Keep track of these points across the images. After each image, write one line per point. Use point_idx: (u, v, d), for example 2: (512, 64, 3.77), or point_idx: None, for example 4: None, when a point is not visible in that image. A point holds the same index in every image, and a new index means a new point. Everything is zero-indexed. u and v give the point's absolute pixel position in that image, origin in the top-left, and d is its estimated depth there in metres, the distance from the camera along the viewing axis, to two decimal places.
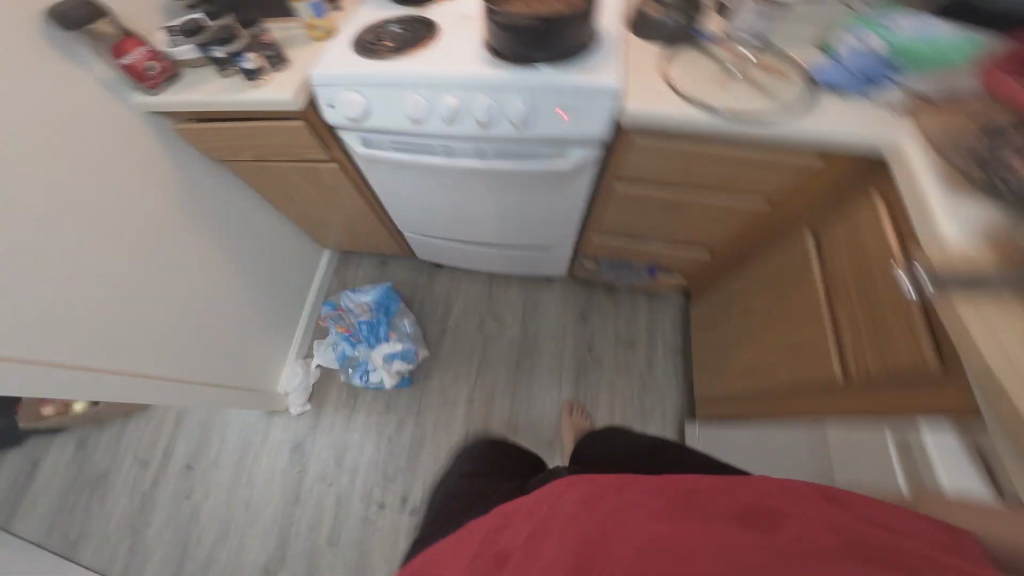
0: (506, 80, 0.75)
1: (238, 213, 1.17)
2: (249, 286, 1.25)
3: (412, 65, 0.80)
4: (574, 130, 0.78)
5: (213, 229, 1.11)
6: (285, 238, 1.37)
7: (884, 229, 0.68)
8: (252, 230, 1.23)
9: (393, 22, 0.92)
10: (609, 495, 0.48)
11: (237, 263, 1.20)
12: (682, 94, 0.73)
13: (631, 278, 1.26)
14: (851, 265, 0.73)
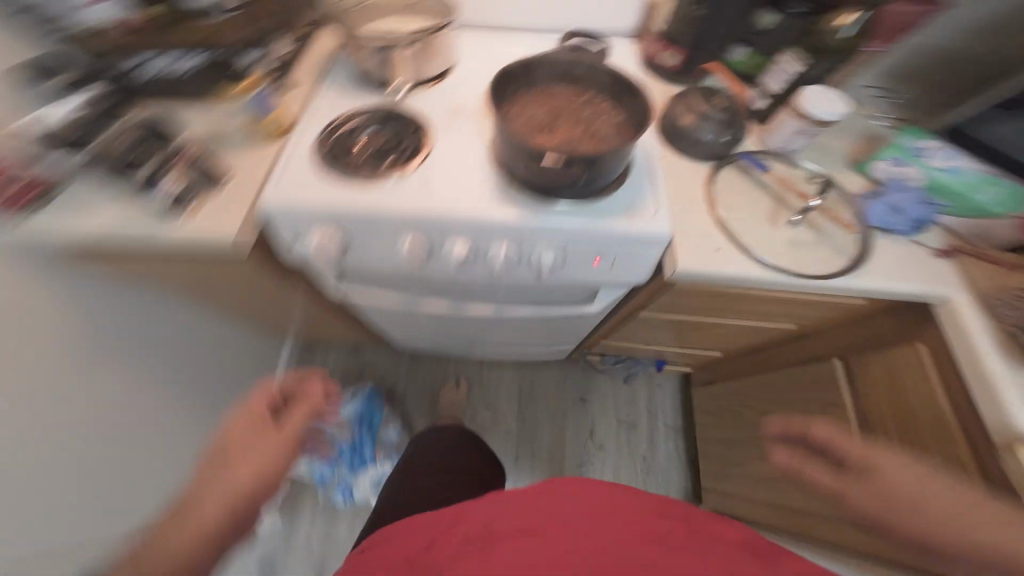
0: (528, 225, 0.61)
1: (179, 331, 0.92)
2: (190, 411, 1.00)
3: (408, 204, 0.62)
4: (607, 275, 0.67)
5: (148, 359, 0.85)
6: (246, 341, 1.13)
7: (932, 386, 0.65)
8: (201, 346, 0.98)
9: (365, 121, 0.72)
10: (598, 505, 0.53)
11: (173, 390, 0.95)
12: (735, 241, 0.63)
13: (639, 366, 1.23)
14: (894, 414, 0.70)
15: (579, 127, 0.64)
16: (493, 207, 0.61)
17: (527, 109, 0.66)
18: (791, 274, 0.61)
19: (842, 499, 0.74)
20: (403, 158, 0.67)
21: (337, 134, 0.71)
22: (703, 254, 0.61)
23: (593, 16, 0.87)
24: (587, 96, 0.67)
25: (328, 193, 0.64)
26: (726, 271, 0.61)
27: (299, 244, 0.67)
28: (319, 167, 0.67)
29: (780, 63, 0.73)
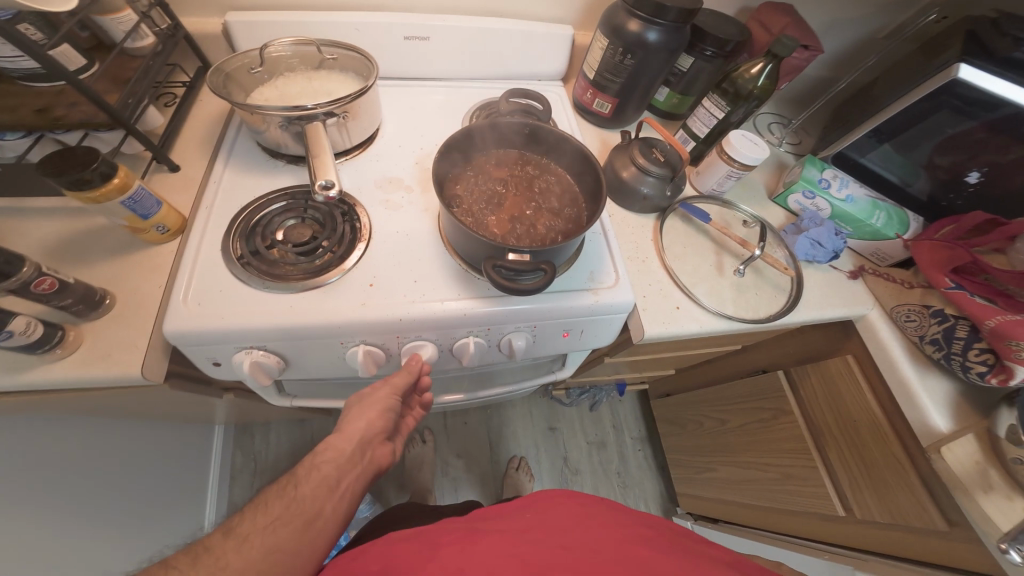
0: (496, 315, 0.58)
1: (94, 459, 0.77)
2: (136, 537, 0.85)
3: (358, 304, 0.56)
4: (575, 345, 0.66)
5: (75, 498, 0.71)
6: (171, 444, 0.98)
7: (863, 389, 0.75)
8: (127, 465, 0.84)
9: (281, 206, 0.62)
10: (588, 518, 0.57)
11: (112, 520, 0.80)
12: (691, 296, 0.65)
13: (602, 395, 1.30)
14: (835, 413, 0.81)
15: (529, 198, 0.61)
16: (459, 300, 0.58)
17: (472, 186, 0.61)
18: (740, 320, 0.65)
19: (806, 496, 0.87)
20: (337, 249, 0.59)
21: (244, 227, 0.60)
22: (663, 316, 0.63)
23: (518, 61, 0.84)
24: (531, 164, 0.64)
25: (255, 308, 0.54)
26: (684, 328, 0.63)
27: (219, 366, 0.57)
28: (236, 274, 0.56)
29: (703, 107, 0.75)
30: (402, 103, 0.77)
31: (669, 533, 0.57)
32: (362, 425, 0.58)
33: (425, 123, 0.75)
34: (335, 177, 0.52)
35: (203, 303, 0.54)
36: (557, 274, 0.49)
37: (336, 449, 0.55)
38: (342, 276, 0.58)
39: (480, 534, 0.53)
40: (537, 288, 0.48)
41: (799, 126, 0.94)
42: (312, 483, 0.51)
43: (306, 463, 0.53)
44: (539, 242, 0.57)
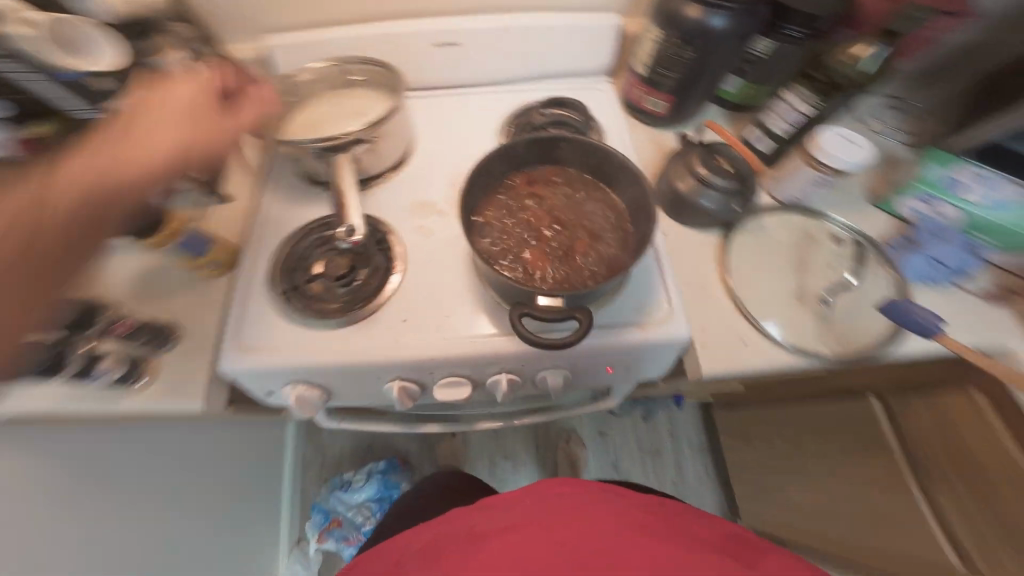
0: (532, 353, 0.54)
1: None
2: (223, 524, 0.95)
3: (393, 341, 0.55)
4: (623, 379, 0.61)
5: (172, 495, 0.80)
6: (252, 441, 1.07)
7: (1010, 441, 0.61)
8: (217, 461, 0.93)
9: (317, 235, 0.62)
10: (598, 514, 0.54)
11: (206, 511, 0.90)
12: (758, 329, 0.56)
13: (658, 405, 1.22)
14: (965, 459, 0.67)
15: (569, 223, 0.56)
16: (498, 339, 0.55)
17: (506, 214, 0.56)
18: (825, 358, 0.55)
19: (908, 534, 0.76)
20: (372, 279, 0.59)
21: (289, 261, 0.61)
22: (724, 352, 0.55)
23: (564, 60, 0.75)
24: (572, 184, 0.58)
25: (300, 344, 0.56)
26: (749, 367, 0.54)
27: (273, 396, 0.60)
28: (281, 309, 0.57)
29: (784, 101, 0.63)
30: (439, 113, 0.73)
31: (692, 540, 0.51)
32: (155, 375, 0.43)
33: (460, 139, 0.71)
34: (353, 221, 0.51)
35: (254, 340, 0.56)
36: (594, 326, 0.43)
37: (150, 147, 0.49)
38: (380, 307, 0.57)
39: (488, 531, 0.53)
40: (567, 346, 0.42)
41: (921, 110, 0.74)
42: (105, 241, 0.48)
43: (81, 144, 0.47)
44: (574, 276, 0.53)
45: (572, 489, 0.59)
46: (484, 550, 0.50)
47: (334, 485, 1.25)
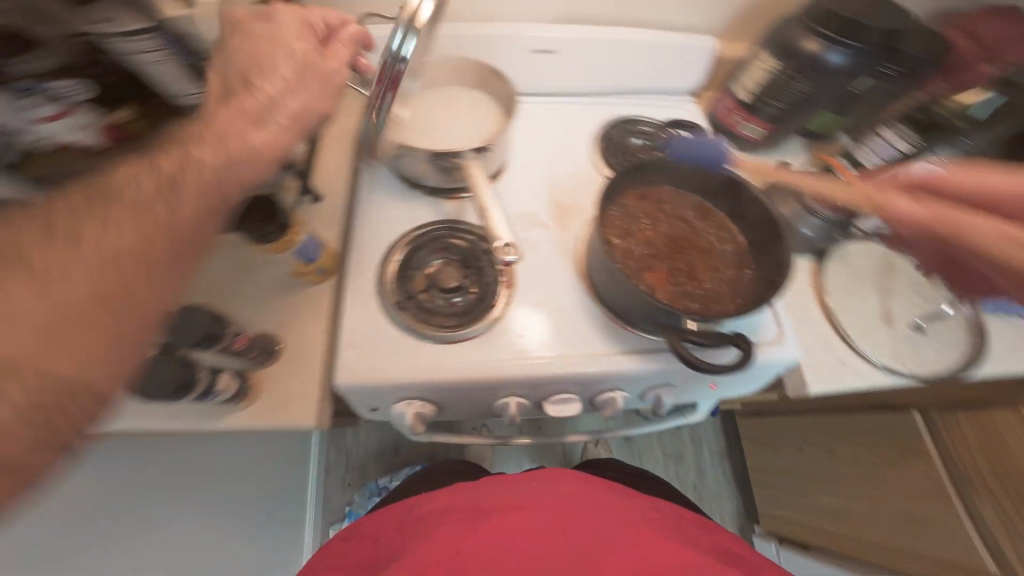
0: (647, 371, 0.56)
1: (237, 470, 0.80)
2: (267, 536, 0.90)
3: (513, 356, 0.55)
4: (719, 393, 0.63)
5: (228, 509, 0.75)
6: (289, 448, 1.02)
7: None
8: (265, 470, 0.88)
9: (419, 242, 0.60)
10: (599, 498, 0.59)
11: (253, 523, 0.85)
12: (855, 350, 0.59)
13: None
14: None
15: (687, 243, 0.56)
16: (615, 355, 0.56)
17: (630, 230, 0.55)
18: (917, 379, 0.58)
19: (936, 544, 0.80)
20: (479, 291, 0.58)
21: (395, 271, 0.58)
22: (826, 373, 0.58)
23: (657, 77, 0.74)
24: (685, 204, 0.58)
25: (416, 358, 0.54)
26: (852, 388, 0.58)
27: (377, 411, 0.58)
28: (393, 320, 0.55)
29: (882, 136, 0.66)
30: (537, 119, 0.70)
31: (674, 521, 0.60)
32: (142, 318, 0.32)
33: (551, 147, 0.67)
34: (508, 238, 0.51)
35: (367, 354, 0.54)
36: (753, 353, 0.45)
37: (169, 198, 0.34)
38: (494, 321, 0.57)
39: (488, 511, 0.55)
40: (734, 371, 0.44)
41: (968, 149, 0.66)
42: (139, 328, 0.31)
43: (55, 277, 0.28)
44: (699, 296, 0.53)
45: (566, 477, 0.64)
46: (506, 515, 0.54)
47: (370, 491, 1.18)
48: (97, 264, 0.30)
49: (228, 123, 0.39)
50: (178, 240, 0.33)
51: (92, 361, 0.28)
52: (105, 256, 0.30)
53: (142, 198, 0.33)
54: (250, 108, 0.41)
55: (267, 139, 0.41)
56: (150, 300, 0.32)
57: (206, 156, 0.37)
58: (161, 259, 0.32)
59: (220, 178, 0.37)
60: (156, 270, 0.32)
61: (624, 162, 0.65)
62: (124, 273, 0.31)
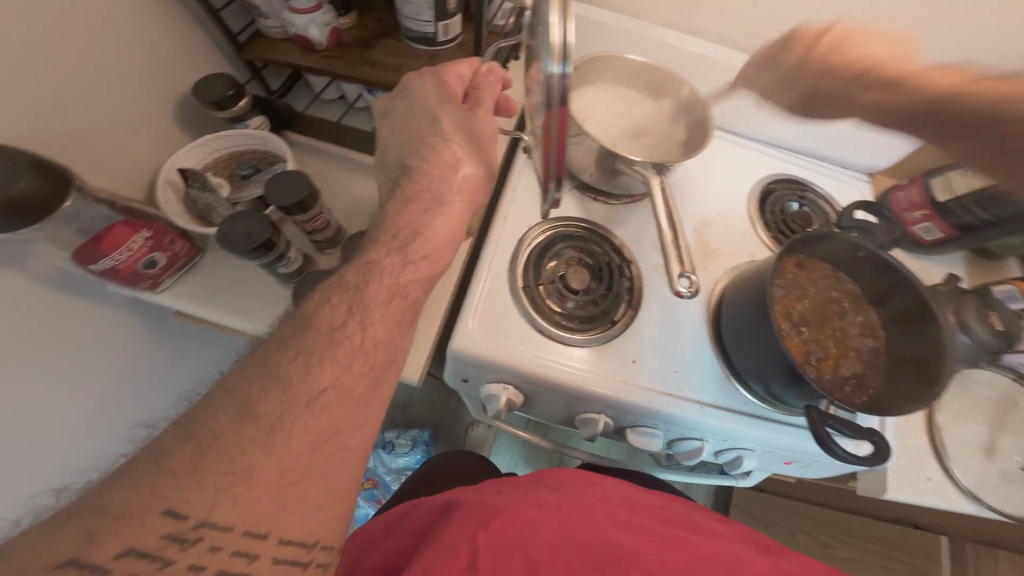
0: (744, 433, 0.55)
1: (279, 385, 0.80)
2: None
3: (622, 375, 0.54)
4: (788, 469, 0.64)
5: None
6: None
7: None
8: None
9: (562, 235, 0.60)
10: (621, 497, 0.50)
11: None
12: (946, 473, 0.61)
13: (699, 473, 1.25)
14: None
15: (829, 327, 0.56)
16: (720, 410, 0.55)
17: (782, 295, 0.55)
18: (999, 515, 0.59)
19: None
20: (601, 303, 0.58)
21: (532, 252, 0.58)
22: (911, 484, 0.60)
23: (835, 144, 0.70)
24: (842, 290, 0.58)
25: (527, 344, 0.53)
26: (929, 504, 0.60)
27: (464, 381, 0.58)
28: (517, 299, 0.55)
29: None
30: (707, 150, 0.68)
31: (698, 515, 0.52)
32: (348, 369, 0.33)
33: (713, 186, 0.66)
34: (691, 269, 0.45)
35: (489, 326, 0.53)
36: (886, 455, 0.45)
37: (365, 322, 0.35)
38: (612, 338, 0.56)
39: (504, 507, 0.45)
40: (866, 464, 0.44)
41: None
42: (347, 473, 0.32)
43: (277, 427, 0.30)
44: (830, 382, 0.52)
45: (574, 477, 0.54)
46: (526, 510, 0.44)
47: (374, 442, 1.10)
48: (305, 412, 0.31)
49: (432, 170, 0.43)
50: (375, 373, 0.35)
51: (320, 504, 0.30)
52: (318, 399, 0.31)
53: (346, 336, 0.34)
54: (433, 190, 0.42)
55: (452, 225, 0.42)
56: (353, 437, 0.33)
57: (390, 265, 0.38)
58: (364, 393, 0.34)
59: (406, 290, 0.38)
60: (362, 404, 0.33)
61: (779, 223, 0.65)
62: (334, 418, 0.32)
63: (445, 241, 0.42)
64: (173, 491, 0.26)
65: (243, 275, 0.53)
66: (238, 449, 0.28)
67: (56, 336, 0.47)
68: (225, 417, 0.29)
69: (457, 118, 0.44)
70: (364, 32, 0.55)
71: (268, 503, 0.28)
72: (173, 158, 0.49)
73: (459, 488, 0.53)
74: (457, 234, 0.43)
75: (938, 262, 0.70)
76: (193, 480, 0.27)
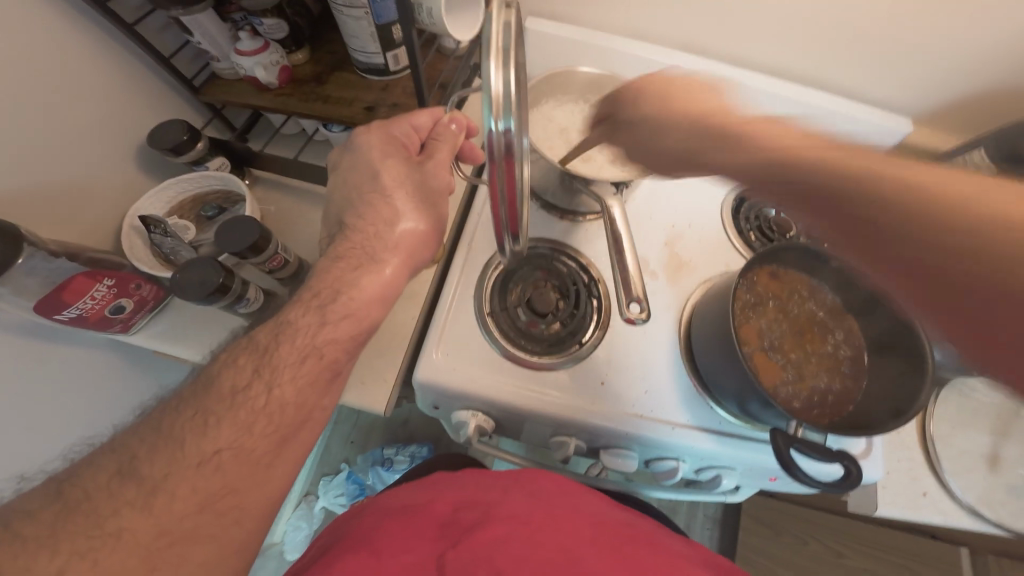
0: (720, 452, 0.54)
1: None
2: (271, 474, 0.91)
3: (589, 398, 0.53)
4: (774, 484, 0.62)
5: None
6: None
7: None
8: None
9: (526, 257, 0.59)
10: (575, 508, 0.50)
11: None
12: (941, 485, 0.58)
13: None
14: None
15: (807, 338, 0.54)
16: (692, 431, 0.54)
17: (752, 312, 0.53)
18: (1000, 529, 0.56)
19: None
20: (568, 323, 0.57)
21: (496, 277, 0.58)
22: (904, 498, 0.58)
23: None
24: (819, 300, 0.55)
25: (491, 370, 0.53)
26: (923, 520, 0.57)
27: (435, 408, 0.58)
28: (481, 325, 0.55)
29: None
30: (679, 160, 0.67)
31: (653, 531, 0.52)
32: (244, 433, 0.35)
33: (685, 195, 0.65)
34: (642, 295, 0.44)
35: (453, 354, 0.53)
36: (860, 476, 0.43)
37: (274, 381, 0.37)
38: (580, 360, 0.55)
39: (454, 525, 0.45)
40: (839, 490, 0.42)
41: None
42: (242, 532, 0.33)
43: (162, 486, 0.31)
44: (804, 400, 0.50)
45: (534, 479, 0.54)
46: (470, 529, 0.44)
47: (374, 459, 1.12)
48: (196, 472, 0.32)
49: (370, 224, 0.45)
50: (282, 433, 0.36)
51: (204, 563, 0.31)
52: (211, 460, 0.33)
53: (251, 397, 0.36)
54: (365, 248, 0.44)
55: (381, 284, 0.43)
56: (252, 496, 0.34)
57: (307, 325, 0.40)
58: (263, 455, 0.35)
59: (322, 349, 0.39)
60: (262, 470, 0.35)
61: (755, 232, 0.63)
62: (229, 479, 0.33)
63: (371, 298, 0.42)
64: (81, 551, 0.28)
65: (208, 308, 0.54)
66: (110, 509, 0.30)
67: (24, 369, 0.48)
68: (105, 478, 0.31)
69: (402, 167, 0.46)
70: (318, 66, 0.56)
71: (136, 565, 0.29)
72: (137, 206, 0.51)
73: (420, 485, 0.54)
74: (384, 295, 0.44)
75: None
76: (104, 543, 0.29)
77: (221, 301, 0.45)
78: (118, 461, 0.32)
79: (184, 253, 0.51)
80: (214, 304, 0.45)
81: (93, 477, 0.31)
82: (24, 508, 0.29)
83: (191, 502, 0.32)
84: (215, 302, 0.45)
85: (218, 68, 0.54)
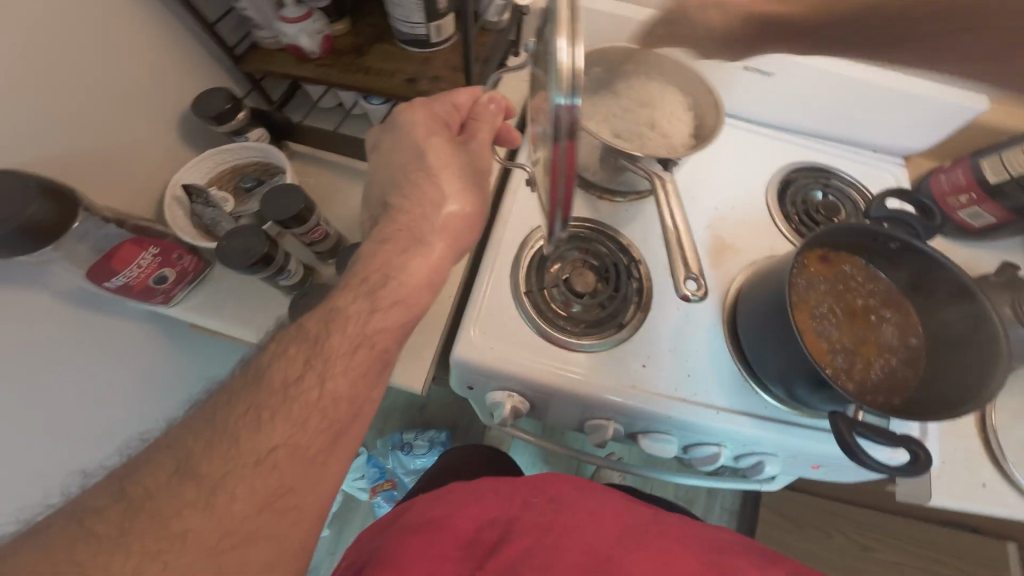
0: (766, 439, 0.52)
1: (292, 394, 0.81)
2: None
3: (631, 379, 0.52)
4: (815, 473, 0.60)
5: None
6: None
7: None
8: None
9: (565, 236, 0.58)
10: (613, 512, 0.49)
11: None
12: (997, 472, 0.56)
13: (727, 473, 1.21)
14: None
15: (860, 321, 0.52)
16: (737, 419, 0.52)
17: (803, 294, 0.51)
18: None
19: None
20: (609, 304, 0.55)
21: (535, 258, 0.56)
22: (956, 489, 0.55)
23: (863, 126, 0.65)
24: (874, 284, 0.53)
25: (532, 351, 0.52)
26: (978, 509, 0.55)
27: (470, 388, 0.57)
28: (521, 306, 0.54)
29: None
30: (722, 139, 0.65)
31: (694, 527, 0.50)
32: (298, 428, 0.33)
33: (729, 177, 0.62)
34: (698, 271, 0.42)
35: (493, 334, 0.52)
36: (925, 462, 0.41)
37: (326, 375, 0.35)
38: (620, 342, 0.54)
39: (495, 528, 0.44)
40: (905, 474, 0.41)
41: None
42: (300, 531, 0.33)
43: (220, 486, 0.30)
44: (859, 386, 0.48)
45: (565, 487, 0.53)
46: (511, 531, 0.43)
47: (394, 443, 1.12)
48: (254, 471, 0.31)
49: (416, 211, 0.43)
50: (334, 429, 0.35)
51: (266, 564, 0.30)
52: (269, 458, 0.32)
53: (302, 391, 0.34)
54: (410, 235, 0.42)
55: (429, 271, 0.42)
56: (309, 494, 0.33)
57: (357, 311, 0.38)
58: (319, 452, 0.34)
59: (372, 339, 0.38)
60: (318, 464, 0.34)
61: (801, 215, 0.61)
62: (287, 476, 0.32)
63: (420, 287, 0.41)
64: (149, 554, 0.28)
65: (245, 282, 0.54)
66: (174, 510, 0.29)
67: (66, 348, 0.48)
68: (165, 474, 0.30)
69: (450, 154, 0.45)
70: (359, 37, 0.55)
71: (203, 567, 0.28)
72: (178, 175, 0.51)
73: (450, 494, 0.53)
74: (433, 283, 0.42)
75: (988, 253, 0.64)
76: (174, 544, 0.28)
77: (263, 270, 0.44)
78: (175, 458, 0.31)
79: (226, 223, 0.50)
80: (258, 273, 0.44)
81: (152, 475, 0.30)
82: (94, 506, 0.29)
83: (252, 502, 0.31)
84: (258, 271, 0.44)
85: (260, 36, 0.53)
